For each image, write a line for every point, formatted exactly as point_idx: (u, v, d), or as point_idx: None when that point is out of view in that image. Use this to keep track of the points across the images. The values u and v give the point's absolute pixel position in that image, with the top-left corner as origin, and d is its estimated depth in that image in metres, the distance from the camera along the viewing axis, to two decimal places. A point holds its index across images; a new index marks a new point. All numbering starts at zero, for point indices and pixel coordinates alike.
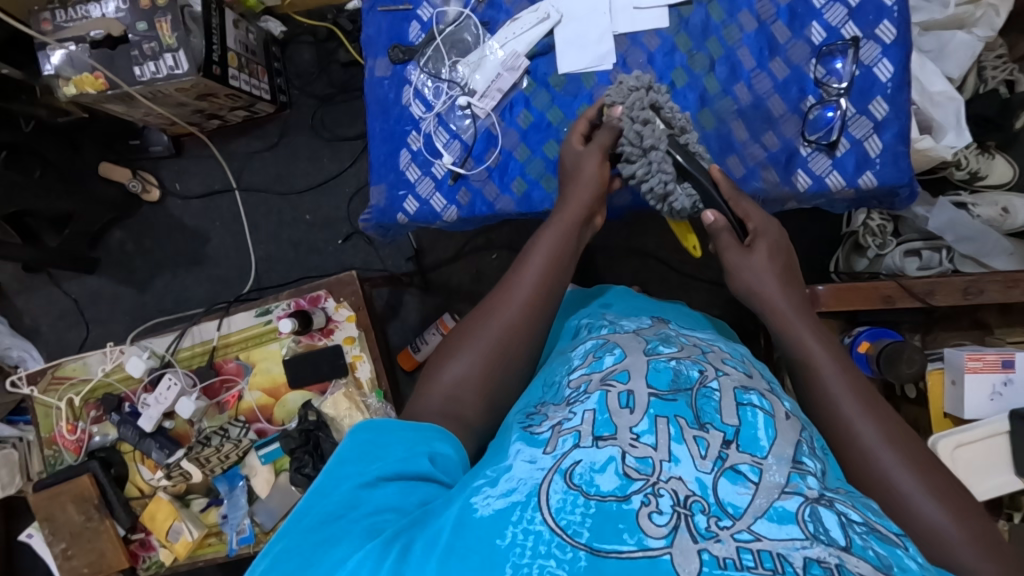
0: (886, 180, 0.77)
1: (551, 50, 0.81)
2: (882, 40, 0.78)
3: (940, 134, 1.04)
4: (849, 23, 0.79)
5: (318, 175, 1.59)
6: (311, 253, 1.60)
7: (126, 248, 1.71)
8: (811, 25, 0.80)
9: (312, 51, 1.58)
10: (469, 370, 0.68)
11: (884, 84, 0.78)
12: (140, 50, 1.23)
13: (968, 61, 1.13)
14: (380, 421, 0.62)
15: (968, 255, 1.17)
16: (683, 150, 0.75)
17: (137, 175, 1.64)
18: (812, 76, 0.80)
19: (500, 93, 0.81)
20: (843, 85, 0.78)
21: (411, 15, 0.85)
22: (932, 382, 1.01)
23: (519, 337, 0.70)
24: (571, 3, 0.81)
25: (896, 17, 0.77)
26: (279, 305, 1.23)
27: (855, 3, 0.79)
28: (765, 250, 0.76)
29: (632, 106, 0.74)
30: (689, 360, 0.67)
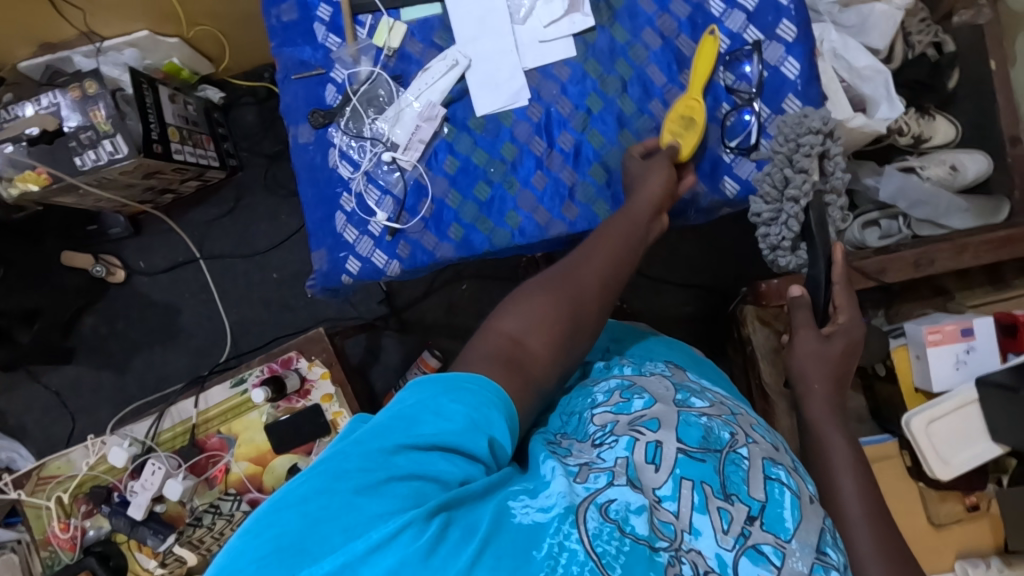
0: None
1: (466, 95, 0.82)
2: (784, 39, 0.81)
3: (873, 108, 1.06)
4: (749, 27, 0.82)
5: (279, 233, 1.59)
6: (285, 311, 1.59)
7: (100, 332, 1.69)
8: (715, 32, 0.82)
9: (255, 111, 1.57)
10: (533, 321, 0.67)
11: (793, 82, 0.81)
12: (78, 140, 1.22)
13: (891, 31, 1.13)
14: (457, 373, 0.60)
15: (924, 219, 1.18)
16: (819, 213, 0.77)
17: (99, 259, 1.63)
18: (723, 83, 0.82)
19: (423, 144, 0.81)
20: (753, 89, 0.81)
21: (325, 79, 0.84)
22: (899, 359, 1.02)
23: (587, 307, 0.69)
24: (476, 45, 0.81)
25: (795, 16, 0.81)
26: (253, 372, 1.22)
27: (753, 8, 0.82)
28: (841, 346, 0.80)
29: (806, 146, 0.75)
30: (720, 420, 0.69)
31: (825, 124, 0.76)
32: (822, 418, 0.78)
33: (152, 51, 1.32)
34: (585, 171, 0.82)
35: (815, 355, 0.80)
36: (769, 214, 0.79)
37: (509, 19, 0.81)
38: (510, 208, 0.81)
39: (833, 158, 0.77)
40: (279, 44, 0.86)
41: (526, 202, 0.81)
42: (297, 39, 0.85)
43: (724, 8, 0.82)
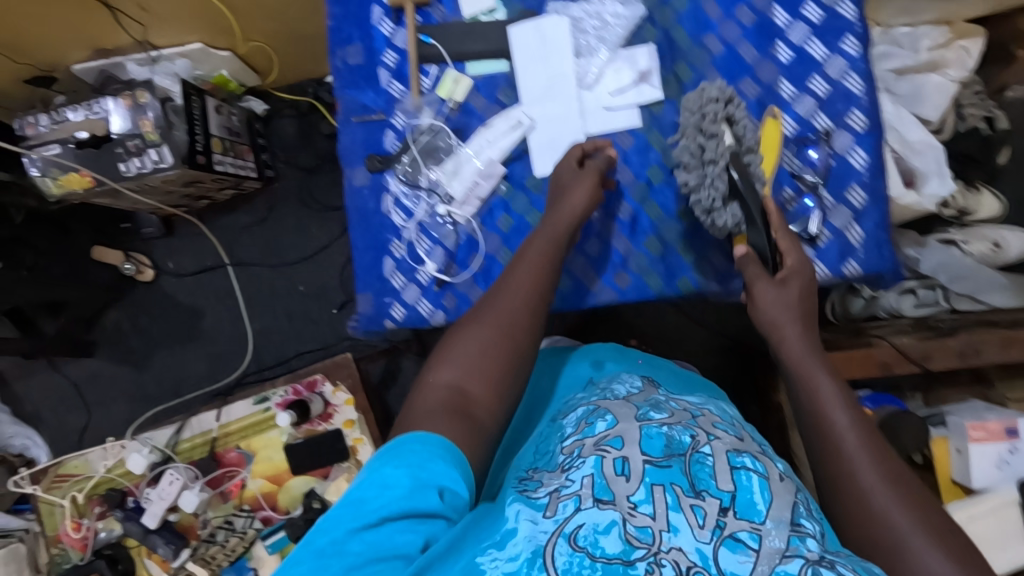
0: (870, 267, 0.81)
1: (526, 154, 0.84)
2: (853, 130, 0.82)
3: (921, 182, 1.05)
4: (819, 115, 0.83)
5: (309, 247, 1.59)
6: (307, 325, 1.59)
7: (123, 328, 1.70)
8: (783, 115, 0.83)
9: (295, 124, 1.57)
10: (468, 369, 0.69)
11: (859, 173, 0.82)
12: (124, 147, 1.23)
13: (944, 103, 1.13)
14: (405, 437, 0.62)
15: (963, 294, 1.17)
16: (744, 172, 0.76)
17: (131, 257, 1.66)
18: (788, 166, 0.83)
19: (479, 199, 0.82)
20: (819, 175, 0.82)
21: (385, 124, 0.85)
22: (938, 451, 1.00)
23: (520, 328, 0.72)
24: (542, 108, 0.83)
25: (865, 108, 0.82)
26: (278, 392, 1.23)
27: (824, 96, 0.83)
28: (796, 289, 0.77)
29: (709, 114, 0.77)
30: (679, 425, 0.67)
31: (722, 93, 0.78)
32: (800, 354, 0.75)
33: (203, 62, 1.33)
34: (640, 242, 0.85)
35: (780, 304, 0.77)
36: (692, 181, 0.79)
37: (577, 85, 0.83)
38: (559, 270, 0.84)
39: (739, 120, 0.78)
40: (341, 86, 0.86)
41: (578, 267, 0.85)
42: (360, 83, 0.85)
43: (794, 92, 0.83)
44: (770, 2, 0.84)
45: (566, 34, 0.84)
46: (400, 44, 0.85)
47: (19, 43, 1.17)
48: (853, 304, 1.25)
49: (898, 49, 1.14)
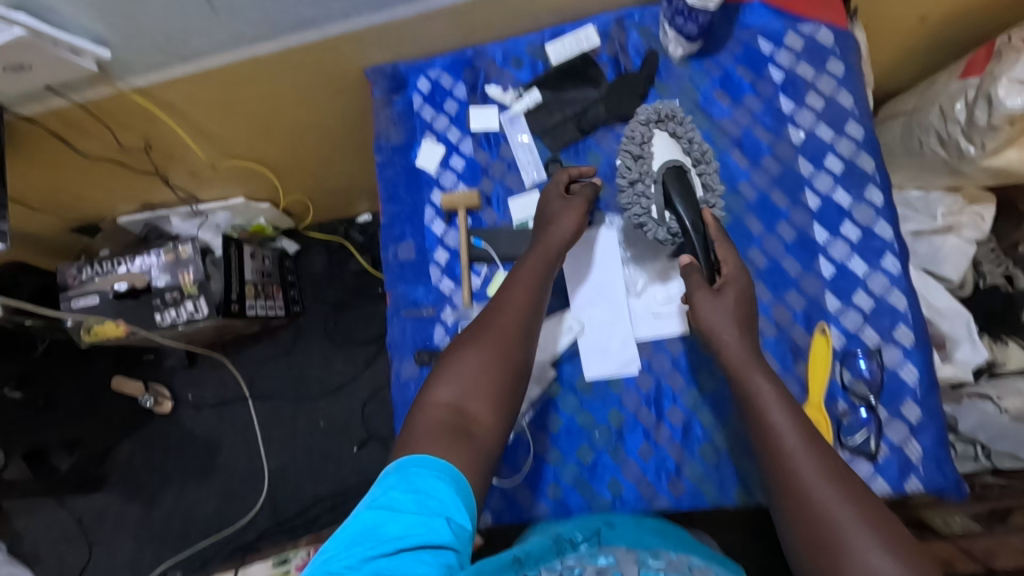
0: (933, 486, 0.77)
1: (576, 356, 0.86)
2: (902, 343, 0.81)
3: (953, 346, 1.06)
4: (866, 327, 0.82)
5: (332, 381, 1.58)
6: (326, 462, 1.55)
7: (134, 461, 1.64)
8: (830, 327, 0.83)
9: (324, 260, 1.61)
10: (464, 386, 0.72)
11: (913, 388, 0.80)
12: (162, 298, 1.26)
13: (963, 263, 1.17)
14: (411, 458, 0.65)
15: (1005, 452, 1.12)
16: (674, 182, 0.80)
17: (149, 389, 1.62)
18: (839, 379, 0.81)
19: (529, 403, 0.84)
20: (874, 390, 0.80)
21: (434, 319, 0.86)
22: None
23: (515, 347, 0.75)
24: (591, 312, 0.87)
25: (913, 323, 0.81)
26: (299, 553, 1.17)
27: (869, 308, 0.83)
28: (734, 297, 0.78)
29: (636, 136, 0.82)
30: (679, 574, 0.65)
31: (664, 111, 0.84)
32: (746, 369, 0.75)
33: (243, 213, 1.38)
34: (694, 450, 0.82)
35: (723, 313, 0.78)
36: (625, 199, 0.83)
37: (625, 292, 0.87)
38: (610, 475, 0.83)
39: (681, 136, 0.83)
40: (392, 280, 0.89)
41: (630, 473, 0.83)
42: (410, 278, 0.88)
43: (840, 306, 0.83)
44: (809, 218, 0.86)
45: (614, 243, 0.88)
46: (451, 244, 0.89)
47: (70, 202, 1.25)
48: None
49: (913, 213, 1.19)
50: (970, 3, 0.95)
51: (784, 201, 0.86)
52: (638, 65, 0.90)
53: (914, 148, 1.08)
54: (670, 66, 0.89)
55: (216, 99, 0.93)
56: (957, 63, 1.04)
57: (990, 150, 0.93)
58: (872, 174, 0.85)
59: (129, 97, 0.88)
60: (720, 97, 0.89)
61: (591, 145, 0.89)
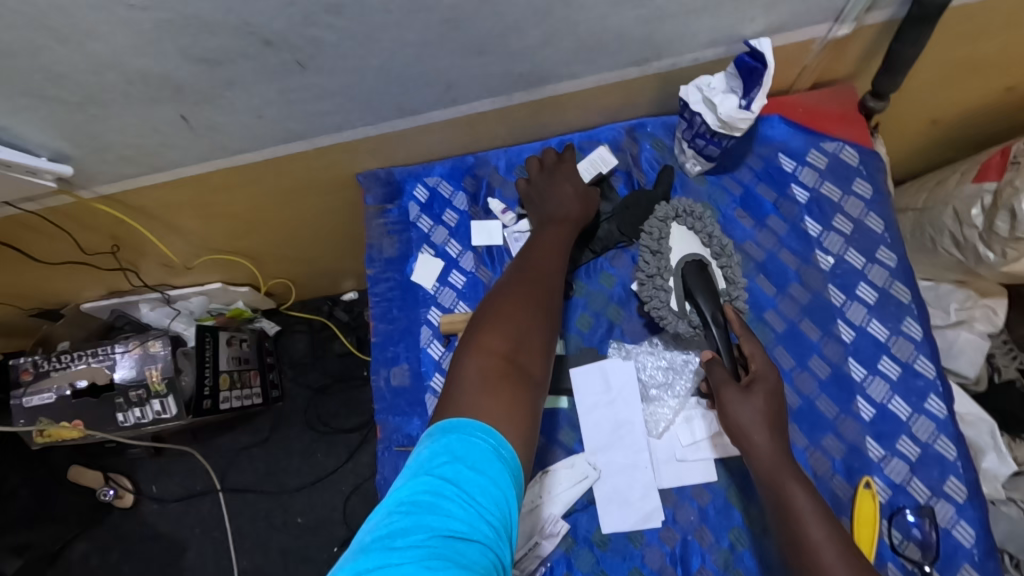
0: None
1: (591, 505, 0.79)
2: (954, 498, 0.77)
3: (979, 455, 1.01)
4: (913, 479, 0.78)
5: (312, 472, 1.47)
6: (303, 564, 1.42)
7: (88, 563, 1.49)
8: (874, 480, 0.78)
9: (306, 341, 1.52)
10: (514, 331, 0.66)
11: (969, 549, 0.75)
12: (126, 396, 1.15)
13: (980, 358, 1.13)
14: (464, 422, 0.57)
15: None
16: (698, 275, 0.80)
17: (110, 479, 1.50)
18: (888, 540, 0.76)
19: (540, 558, 0.77)
20: (928, 553, 0.75)
21: None
22: None
23: (549, 299, 0.72)
24: (608, 455, 0.81)
25: (963, 475, 0.77)
26: None
27: (915, 458, 0.79)
28: (763, 398, 0.72)
29: (652, 232, 0.82)
30: None
31: (680, 207, 0.83)
32: (778, 466, 0.69)
33: (220, 296, 1.30)
34: None
35: (754, 413, 0.71)
36: (647, 292, 0.81)
37: (644, 433, 0.81)
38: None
39: (700, 231, 0.83)
40: (384, 409, 0.81)
41: None
42: (404, 409, 0.80)
43: (882, 453, 0.79)
44: (844, 354, 0.82)
45: (631, 378, 0.83)
46: None
47: (25, 289, 1.15)
48: None
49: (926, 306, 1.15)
50: (981, 103, 0.94)
51: (816, 334, 0.83)
52: (651, 179, 0.89)
53: (927, 246, 1.05)
54: (686, 182, 0.88)
55: (192, 202, 0.86)
56: (971, 160, 1.01)
57: (1011, 258, 0.89)
58: (908, 306, 0.82)
59: (90, 204, 0.81)
60: (741, 218, 0.88)
61: (603, 265, 0.86)
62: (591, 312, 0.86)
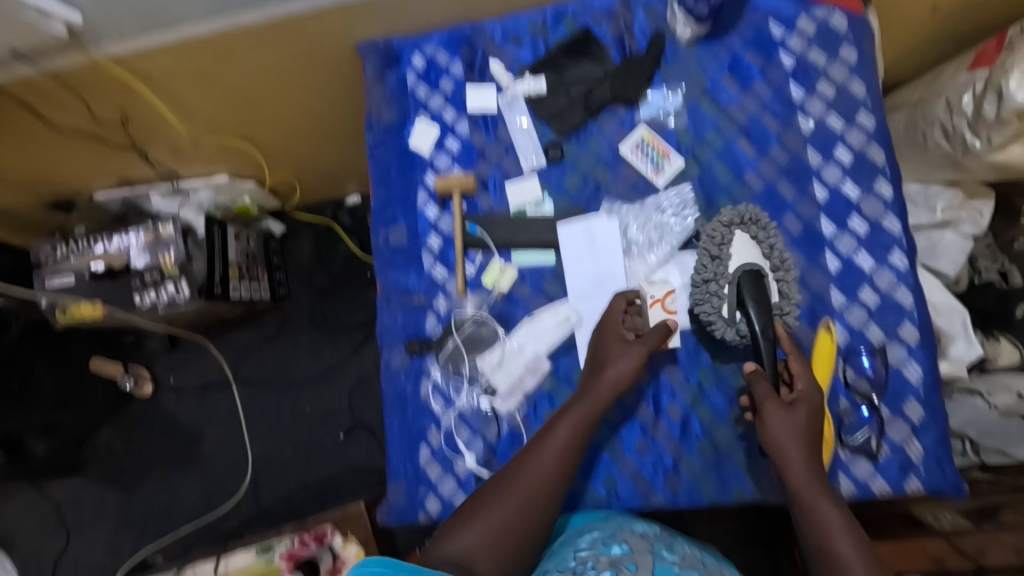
0: (932, 483, 0.78)
1: (572, 348, 0.81)
2: (906, 341, 0.82)
3: (948, 342, 1.06)
4: (870, 325, 0.83)
5: (319, 367, 1.54)
6: (311, 449, 1.52)
7: (114, 448, 1.61)
8: (835, 324, 0.83)
9: (312, 243, 1.57)
10: (488, 537, 0.66)
11: (915, 387, 0.81)
12: (141, 279, 1.21)
13: (961, 259, 1.17)
14: (391, 561, 0.58)
15: (993, 448, 1.14)
16: (754, 286, 0.78)
17: (129, 370, 1.59)
18: (842, 377, 0.82)
19: (523, 393, 0.79)
20: (875, 388, 0.81)
21: (427, 307, 0.83)
22: None
23: (538, 510, 0.69)
24: (590, 303, 0.83)
25: (917, 321, 0.82)
26: (283, 541, 1.13)
27: (874, 306, 0.83)
28: (805, 412, 0.75)
29: (714, 235, 0.81)
30: (693, 569, 0.71)
31: (747, 213, 0.81)
32: (808, 485, 0.72)
33: (227, 192, 1.33)
34: (692, 445, 0.86)
35: (791, 427, 0.74)
36: (699, 294, 0.81)
37: (625, 283, 0.83)
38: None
39: (762, 240, 0.80)
40: (384, 265, 0.86)
41: (627, 468, 0.86)
42: (402, 264, 0.83)
43: (845, 302, 0.84)
44: (816, 213, 0.85)
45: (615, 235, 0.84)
46: (445, 229, 0.83)
47: (40, 173, 1.19)
48: None
49: (912, 207, 1.17)
50: None
51: (792, 193, 0.86)
52: (643, 47, 0.89)
53: (919, 141, 1.06)
54: (676, 49, 0.89)
55: (199, 71, 0.89)
56: (967, 56, 1.02)
57: (996, 144, 0.92)
58: (882, 167, 0.85)
59: (104, 65, 0.84)
60: (728, 83, 0.88)
61: (593, 129, 0.88)
62: (579, 175, 0.87)
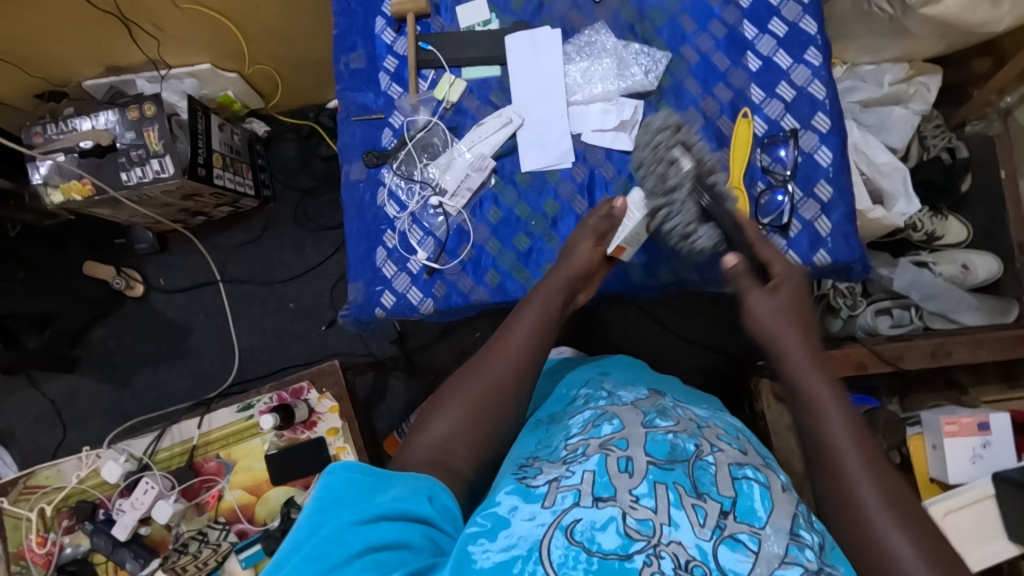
0: (839, 257, 0.75)
1: (515, 150, 0.80)
2: (819, 129, 0.77)
3: (891, 201, 1.10)
4: (786, 116, 0.78)
5: (302, 265, 1.61)
6: (295, 342, 1.59)
7: (108, 345, 1.67)
8: (752, 115, 0.79)
9: (295, 147, 1.63)
10: (463, 425, 0.68)
11: (826, 169, 0.77)
12: (128, 156, 1.27)
13: (909, 132, 1.19)
14: (356, 468, 0.61)
15: (935, 312, 1.20)
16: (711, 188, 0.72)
17: (121, 272, 1.64)
18: (758, 164, 0.78)
19: (470, 192, 0.79)
20: (788, 172, 0.77)
21: (384, 123, 0.84)
22: (914, 448, 0.98)
23: (508, 395, 0.70)
24: (531, 105, 0.80)
25: (830, 109, 0.77)
26: (261, 399, 1.21)
27: (790, 98, 0.78)
28: (788, 295, 0.72)
29: (659, 151, 0.73)
30: (685, 433, 0.67)
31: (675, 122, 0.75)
32: (808, 372, 0.67)
33: (211, 82, 1.39)
34: None
35: (774, 313, 0.72)
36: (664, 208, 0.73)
37: (564, 86, 0.80)
38: (546, 261, 0.79)
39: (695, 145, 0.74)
40: (342, 88, 0.85)
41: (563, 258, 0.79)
42: (362, 86, 0.85)
43: (763, 96, 0.79)
44: (739, 17, 0.80)
45: (561, 44, 0.81)
46: (401, 51, 0.84)
47: (32, 54, 1.21)
48: (832, 324, 1.26)
49: (862, 83, 1.20)
50: None
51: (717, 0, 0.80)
52: None
53: (863, 8, 1.11)
54: None
55: None
56: None
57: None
58: None
59: None
60: None
61: None
62: None
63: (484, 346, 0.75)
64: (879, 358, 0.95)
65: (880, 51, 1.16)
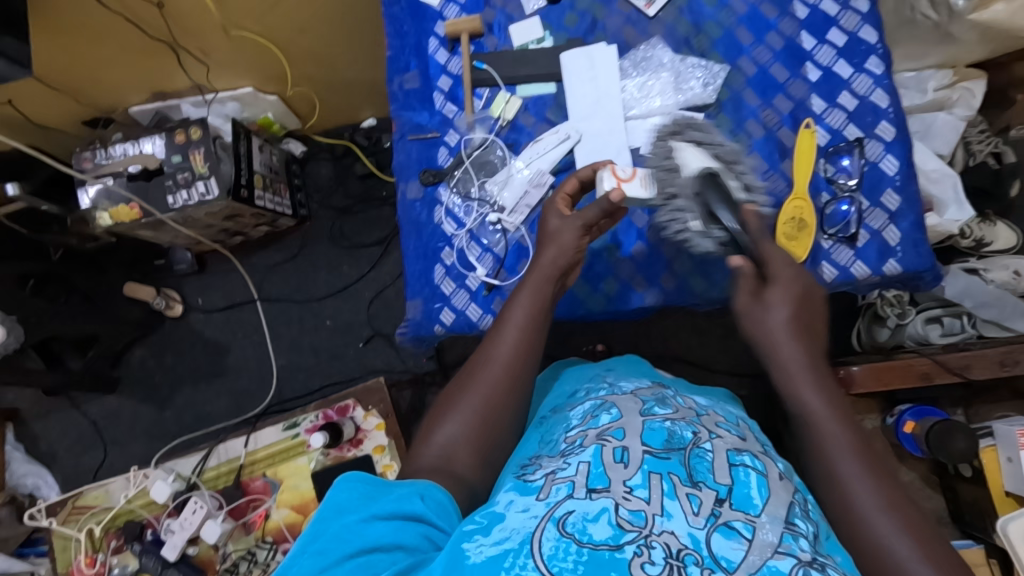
0: (909, 266, 0.74)
1: (573, 166, 0.81)
2: (883, 138, 0.77)
3: (941, 208, 1.09)
4: (849, 125, 0.78)
5: (338, 282, 1.62)
6: (332, 360, 1.60)
7: (147, 365, 1.69)
8: (815, 125, 0.79)
9: (330, 166, 1.65)
10: (466, 434, 0.66)
11: (892, 177, 0.76)
12: (174, 179, 1.29)
13: (954, 138, 1.18)
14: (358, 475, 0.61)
15: (990, 320, 1.16)
16: (713, 191, 0.70)
17: (161, 292, 1.65)
18: (822, 174, 0.78)
19: (529, 209, 0.80)
20: (853, 181, 0.77)
21: (440, 142, 0.85)
22: (987, 461, 0.97)
23: (508, 397, 0.69)
24: (589, 120, 0.81)
25: (894, 118, 0.77)
26: (307, 417, 1.22)
27: (852, 107, 0.78)
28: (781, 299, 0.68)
29: (658, 153, 0.77)
30: (683, 421, 0.66)
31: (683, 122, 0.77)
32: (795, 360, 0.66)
33: (252, 105, 1.41)
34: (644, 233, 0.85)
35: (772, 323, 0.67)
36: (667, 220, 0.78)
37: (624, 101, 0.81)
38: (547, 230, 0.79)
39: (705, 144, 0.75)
40: (397, 108, 0.87)
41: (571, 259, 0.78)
42: (416, 104, 0.86)
43: (824, 107, 0.79)
44: (797, 28, 0.80)
45: (617, 59, 0.81)
46: (455, 70, 0.86)
47: (90, 85, 1.25)
48: (880, 333, 1.27)
49: (903, 91, 1.19)
50: None
51: (774, 13, 0.81)
52: None
53: (905, 16, 1.11)
54: None
55: None
56: None
57: None
58: None
59: None
60: None
61: None
62: (577, 12, 0.83)
63: (480, 345, 0.73)
64: (943, 369, 0.95)
65: (923, 57, 1.15)
